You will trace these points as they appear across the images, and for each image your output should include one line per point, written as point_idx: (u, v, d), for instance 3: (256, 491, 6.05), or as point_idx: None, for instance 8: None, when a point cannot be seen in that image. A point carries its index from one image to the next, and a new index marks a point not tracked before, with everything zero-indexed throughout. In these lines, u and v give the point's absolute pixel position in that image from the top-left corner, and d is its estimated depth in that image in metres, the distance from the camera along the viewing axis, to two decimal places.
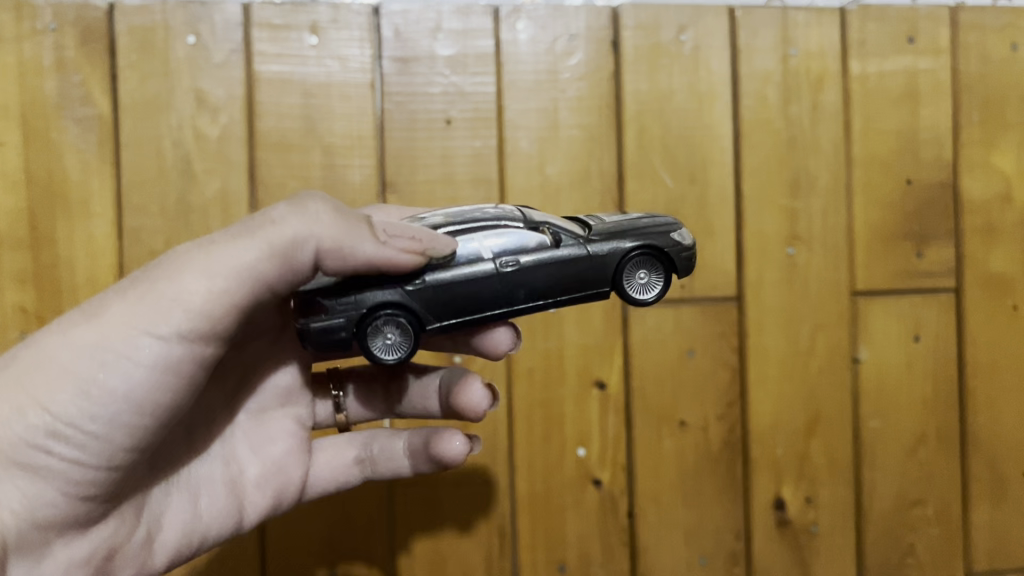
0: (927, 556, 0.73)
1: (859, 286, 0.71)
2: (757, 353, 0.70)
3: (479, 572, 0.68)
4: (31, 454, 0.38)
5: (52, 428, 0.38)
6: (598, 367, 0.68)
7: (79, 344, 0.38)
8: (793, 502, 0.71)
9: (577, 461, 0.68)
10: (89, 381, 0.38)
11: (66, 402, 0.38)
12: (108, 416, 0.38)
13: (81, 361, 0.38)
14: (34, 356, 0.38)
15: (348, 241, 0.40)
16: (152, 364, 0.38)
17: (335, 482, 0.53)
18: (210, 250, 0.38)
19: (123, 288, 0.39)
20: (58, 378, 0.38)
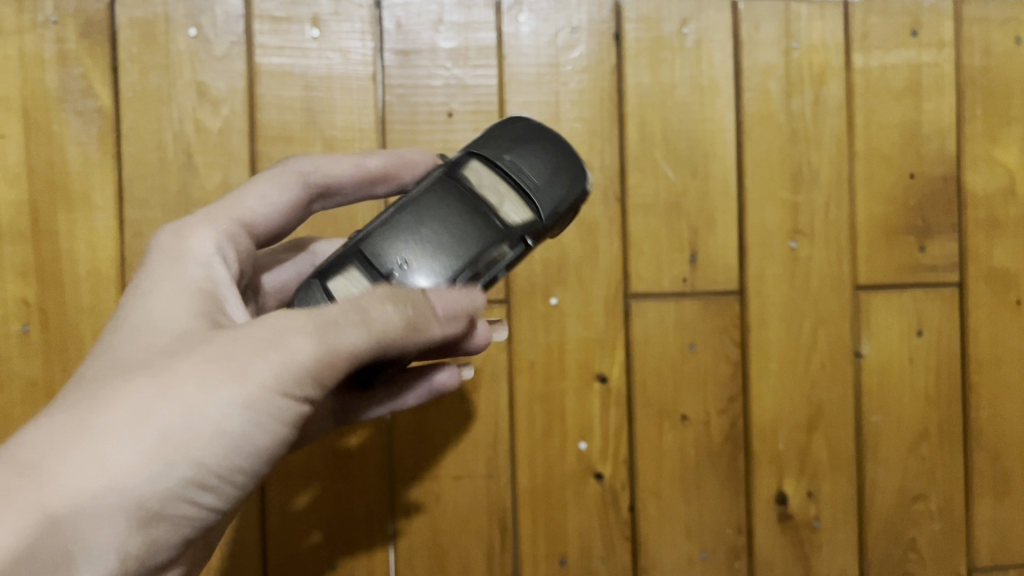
0: (929, 552, 0.72)
1: (861, 280, 0.71)
2: (759, 347, 0.70)
3: (480, 566, 0.68)
4: (178, 507, 0.36)
5: (201, 482, 0.36)
6: (599, 360, 0.68)
7: (213, 404, 0.36)
8: (795, 496, 0.71)
9: (579, 455, 0.68)
10: (222, 445, 0.36)
11: (215, 458, 0.36)
12: (226, 479, 0.38)
13: (216, 421, 0.36)
14: (169, 411, 0.35)
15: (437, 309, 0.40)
16: (267, 434, 0.37)
17: (318, 431, 0.54)
18: (340, 330, 0.37)
19: (254, 349, 0.37)
20: (199, 441, 0.35)
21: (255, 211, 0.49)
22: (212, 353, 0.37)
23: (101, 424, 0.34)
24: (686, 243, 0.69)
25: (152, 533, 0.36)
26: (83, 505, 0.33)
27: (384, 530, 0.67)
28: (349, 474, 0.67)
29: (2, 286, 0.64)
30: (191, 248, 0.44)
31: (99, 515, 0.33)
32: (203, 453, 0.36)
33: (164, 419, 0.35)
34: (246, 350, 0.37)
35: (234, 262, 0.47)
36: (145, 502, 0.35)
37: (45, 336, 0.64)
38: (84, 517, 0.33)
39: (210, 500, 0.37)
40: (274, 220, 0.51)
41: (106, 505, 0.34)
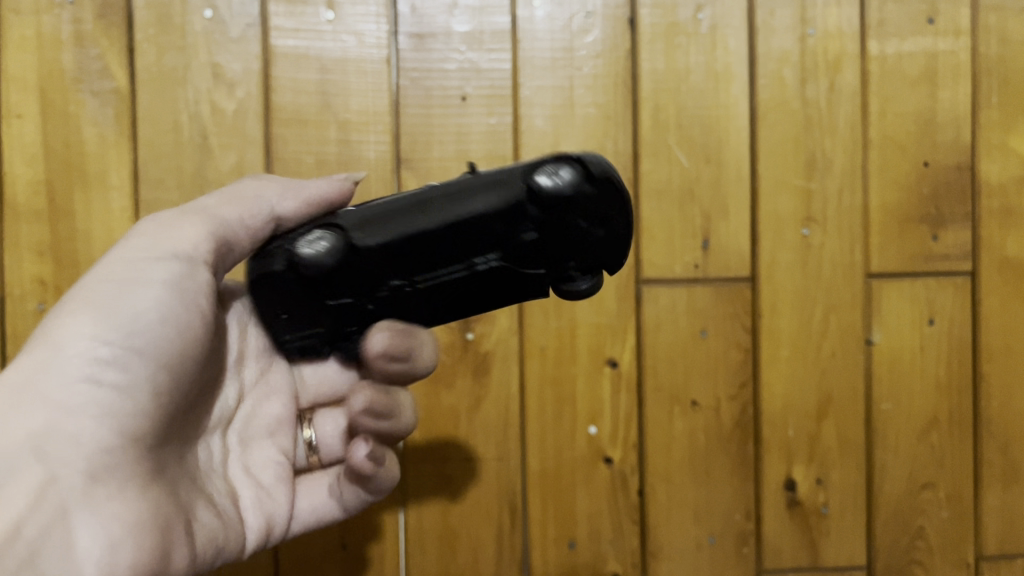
0: (936, 539, 0.72)
1: (873, 268, 0.71)
2: (769, 334, 0.70)
3: (490, 548, 0.69)
4: (77, 375, 0.40)
5: (92, 347, 0.40)
6: (610, 345, 0.69)
7: (85, 293, 0.42)
8: (804, 482, 0.71)
9: (589, 439, 0.69)
10: (99, 316, 0.41)
11: (97, 321, 0.41)
12: (130, 351, 0.41)
13: (90, 299, 0.41)
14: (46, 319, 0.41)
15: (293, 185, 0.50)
16: (151, 299, 0.42)
17: (316, 516, 0.54)
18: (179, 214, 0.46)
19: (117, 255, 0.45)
20: (76, 320, 0.41)
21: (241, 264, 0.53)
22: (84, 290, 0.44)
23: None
24: (698, 229, 0.69)
25: (62, 406, 0.39)
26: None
27: (396, 514, 0.68)
28: None
29: (19, 265, 0.64)
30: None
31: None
32: (81, 325, 0.40)
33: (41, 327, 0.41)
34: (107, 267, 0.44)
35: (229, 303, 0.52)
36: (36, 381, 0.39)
37: None
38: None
39: (119, 376, 0.40)
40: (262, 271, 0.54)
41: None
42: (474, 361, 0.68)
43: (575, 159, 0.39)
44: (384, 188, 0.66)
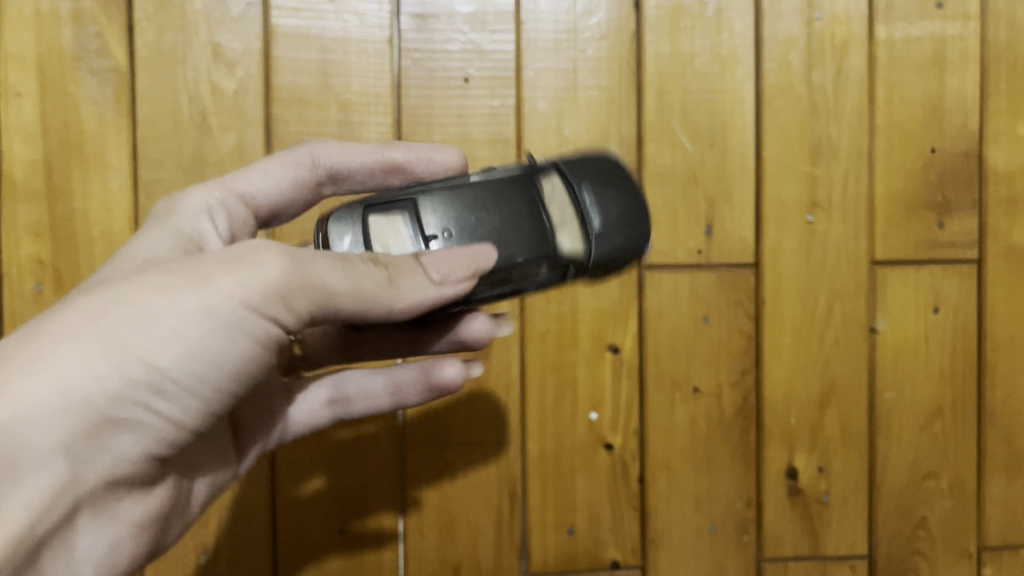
0: (938, 529, 0.72)
1: (878, 255, 0.70)
2: (772, 321, 0.69)
3: (489, 533, 0.68)
4: (130, 410, 0.37)
5: (156, 385, 0.37)
6: (612, 331, 0.68)
7: (176, 308, 0.36)
8: (806, 470, 0.70)
9: (590, 425, 0.68)
10: (182, 352, 0.36)
11: (174, 366, 0.37)
12: (188, 391, 0.38)
13: (181, 331, 0.36)
14: (126, 312, 0.36)
15: (407, 269, 0.40)
16: (230, 350, 0.38)
17: (311, 426, 0.55)
18: (308, 261, 0.38)
19: (225, 259, 0.38)
20: (157, 345, 0.36)
21: (251, 188, 0.53)
22: (172, 270, 0.37)
23: (51, 330, 0.35)
24: (702, 215, 0.69)
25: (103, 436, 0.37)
26: (27, 406, 0.34)
27: (394, 499, 0.68)
28: (360, 446, 0.67)
29: (17, 245, 0.64)
30: (181, 203, 0.50)
31: (48, 416, 0.34)
32: (161, 356, 0.36)
33: (117, 317, 0.36)
34: (207, 270, 0.37)
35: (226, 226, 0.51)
36: (94, 401, 0.35)
37: (58, 294, 0.64)
38: (24, 415, 0.34)
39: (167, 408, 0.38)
40: (275, 198, 0.54)
41: (51, 406, 0.34)
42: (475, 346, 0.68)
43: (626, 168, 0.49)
44: None
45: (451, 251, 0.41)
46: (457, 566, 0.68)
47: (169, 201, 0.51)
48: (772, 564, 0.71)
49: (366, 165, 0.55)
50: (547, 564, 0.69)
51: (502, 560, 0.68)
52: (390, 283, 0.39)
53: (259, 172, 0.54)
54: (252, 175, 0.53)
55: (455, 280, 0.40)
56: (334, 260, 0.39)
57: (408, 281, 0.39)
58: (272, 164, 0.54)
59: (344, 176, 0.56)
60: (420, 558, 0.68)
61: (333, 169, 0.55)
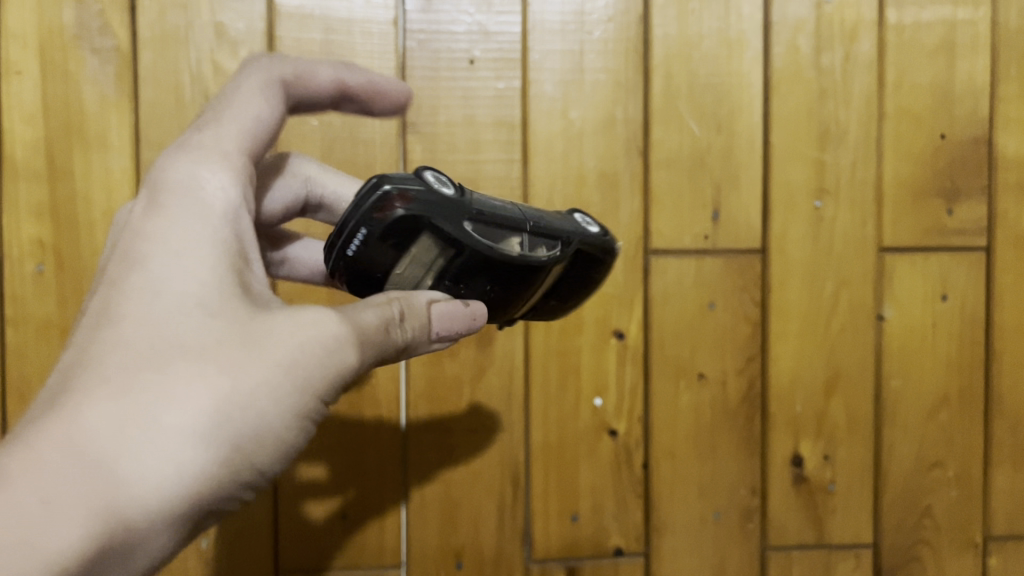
0: (944, 519, 0.71)
1: (886, 242, 0.70)
2: (778, 307, 0.69)
3: (492, 520, 0.68)
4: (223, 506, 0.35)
5: (251, 480, 0.35)
6: (617, 317, 0.68)
7: (278, 406, 0.34)
8: (811, 459, 0.70)
9: (594, 411, 0.68)
10: (275, 449, 0.35)
11: (267, 459, 0.35)
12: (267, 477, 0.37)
13: (280, 430, 0.35)
14: (236, 410, 0.33)
15: (425, 319, 0.40)
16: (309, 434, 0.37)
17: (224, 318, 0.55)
18: (374, 341, 0.38)
19: (304, 338, 0.36)
20: (259, 445, 0.34)
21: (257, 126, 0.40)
22: (268, 352, 0.35)
23: (164, 420, 0.32)
24: (709, 200, 0.68)
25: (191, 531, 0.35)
26: (151, 515, 0.31)
27: (396, 483, 0.67)
28: (361, 430, 0.67)
29: (18, 226, 0.63)
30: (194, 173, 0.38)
31: (163, 526, 0.32)
32: (262, 457, 0.34)
33: (225, 411, 0.33)
34: (301, 357, 0.35)
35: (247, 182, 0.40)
36: (209, 506, 0.33)
37: (59, 276, 0.64)
38: (147, 525, 0.31)
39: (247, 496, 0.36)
40: (265, 144, 0.41)
41: (173, 514, 0.32)
42: (479, 331, 0.67)
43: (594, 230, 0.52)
44: (389, 153, 0.65)
45: (455, 311, 0.41)
46: (459, 553, 0.68)
47: (161, 167, 0.38)
48: (777, 553, 0.70)
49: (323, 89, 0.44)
50: (549, 551, 0.68)
51: (504, 547, 0.68)
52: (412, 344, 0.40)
53: (232, 113, 0.39)
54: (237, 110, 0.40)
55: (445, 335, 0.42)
56: (387, 326, 0.38)
57: (425, 336, 0.40)
58: (248, 89, 0.40)
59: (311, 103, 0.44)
60: (422, 544, 0.67)
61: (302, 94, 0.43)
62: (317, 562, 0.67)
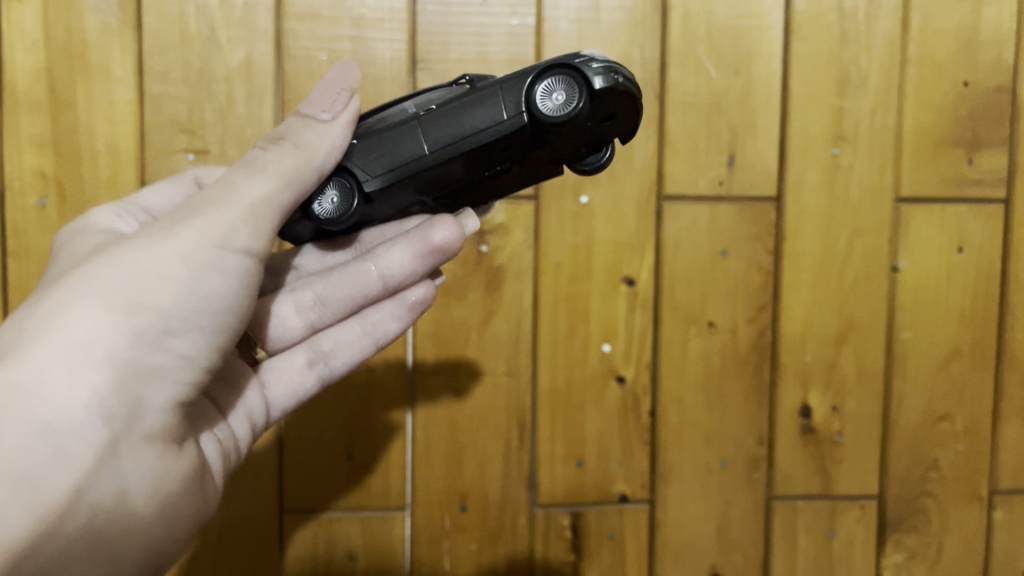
0: (951, 471, 0.71)
1: (903, 191, 0.68)
2: (792, 256, 0.68)
3: (497, 463, 0.67)
4: (148, 355, 0.37)
5: (163, 322, 0.37)
6: (628, 262, 0.67)
7: (154, 247, 0.37)
8: (820, 409, 0.69)
9: (602, 357, 0.67)
10: (174, 287, 0.37)
11: (168, 296, 0.37)
12: (197, 324, 0.38)
13: (161, 264, 0.37)
14: (106, 266, 0.37)
15: (304, 129, 0.41)
16: (219, 279, 0.39)
17: (294, 395, 0.50)
18: (241, 177, 0.40)
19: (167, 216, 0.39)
20: (151, 287, 0.37)
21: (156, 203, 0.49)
22: (135, 233, 0.39)
23: (37, 303, 0.36)
24: (725, 145, 0.67)
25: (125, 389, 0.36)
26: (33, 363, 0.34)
27: (401, 425, 0.67)
28: (367, 373, 0.66)
29: (20, 156, 0.62)
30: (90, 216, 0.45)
31: (68, 375, 0.34)
32: (161, 293, 0.37)
33: (95, 271, 0.36)
34: (167, 220, 0.39)
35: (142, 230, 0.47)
36: (108, 348, 0.35)
37: (63, 209, 0.63)
38: (40, 373, 0.34)
39: (185, 349, 0.38)
40: None
41: (66, 358, 0.34)
42: (488, 274, 0.66)
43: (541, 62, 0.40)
44: (399, 90, 0.64)
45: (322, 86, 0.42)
46: (464, 495, 0.67)
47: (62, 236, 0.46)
48: (782, 502, 0.70)
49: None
50: (554, 496, 0.68)
51: (509, 490, 0.68)
52: (298, 147, 0.40)
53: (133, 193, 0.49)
54: (147, 192, 0.49)
55: (343, 119, 0.41)
56: (251, 164, 0.40)
57: (312, 137, 0.41)
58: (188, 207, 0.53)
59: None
60: (427, 486, 0.67)
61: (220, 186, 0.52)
62: (321, 501, 0.67)
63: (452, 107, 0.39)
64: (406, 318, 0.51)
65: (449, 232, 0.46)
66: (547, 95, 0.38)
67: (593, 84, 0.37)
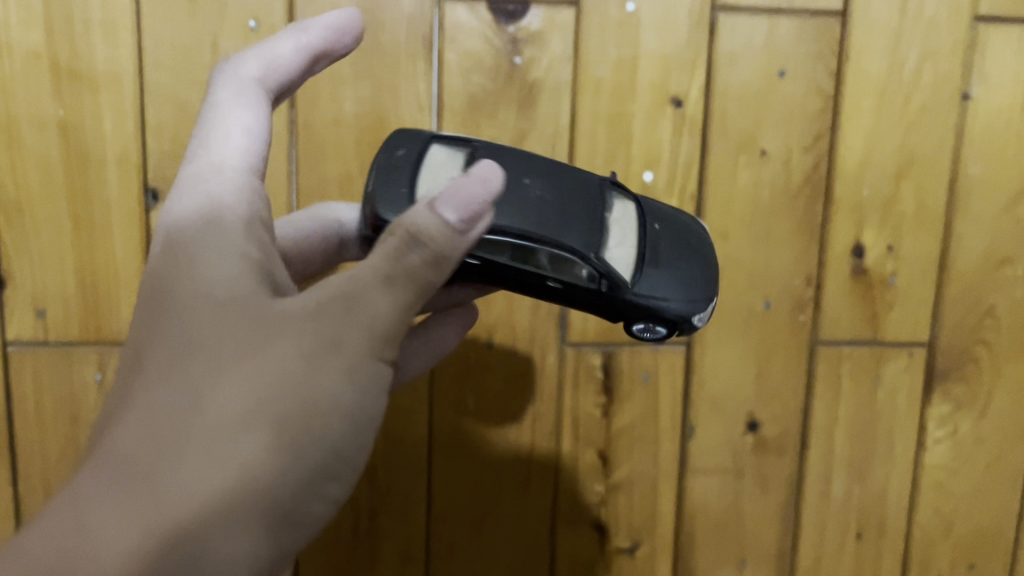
0: (1007, 319, 0.67)
1: (983, 9, 0.62)
2: (855, 78, 0.62)
3: (526, 298, 0.63)
4: (303, 502, 0.34)
5: (322, 470, 0.34)
6: (676, 80, 0.60)
7: (323, 382, 0.34)
8: (874, 248, 0.64)
9: (643, 186, 0.62)
10: (336, 422, 0.34)
11: (330, 435, 0.34)
12: (354, 463, 0.35)
13: (327, 399, 0.34)
14: (275, 395, 0.33)
15: (444, 237, 0.36)
16: (378, 404, 0.36)
17: None
18: (398, 286, 0.35)
19: (330, 313, 0.35)
20: (313, 425, 0.34)
21: (243, 147, 0.42)
22: (294, 327, 0.34)
23: (198, 422, 0.32)
24: None
25: (275, 537, 0.33)
26: (202, 520, 0.31)
27: None
28: None
29: None
30: (197, 197, 0.39)
31: (230, 527, 0.31)
32: (327, 435, 0.34)
33: (262, 397, 0.33)
34: (330, 322, 0.35)
35: (268, 216, 0.40)
36: (275, 498, 0.33)
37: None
38: (207, 536, 0.31)
39: (341, 486, 0.35)
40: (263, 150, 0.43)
41: (234, 516, 0.32)
42: (521, 90, 0.60)
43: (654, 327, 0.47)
44: None
45: (462, 189, 0.37)
46: (490, 332, 0.63)
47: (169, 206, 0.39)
48: (826, 347, 0.66)
49: (298, 65, 0.44)
50: (586, 335, 0.64)
51: (539, 327, 0.63)
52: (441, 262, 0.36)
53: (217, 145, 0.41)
54: (225, 128, 0.41)
55: (479, 229, 0.37)
56: (394, 260, 0.35)
57: (452, 247, 0.36)
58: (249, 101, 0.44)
59: (293, 83, 0.45)
60: None
61: (283, 88, 0.44)
62: None
63: (576, 289, 0.45)
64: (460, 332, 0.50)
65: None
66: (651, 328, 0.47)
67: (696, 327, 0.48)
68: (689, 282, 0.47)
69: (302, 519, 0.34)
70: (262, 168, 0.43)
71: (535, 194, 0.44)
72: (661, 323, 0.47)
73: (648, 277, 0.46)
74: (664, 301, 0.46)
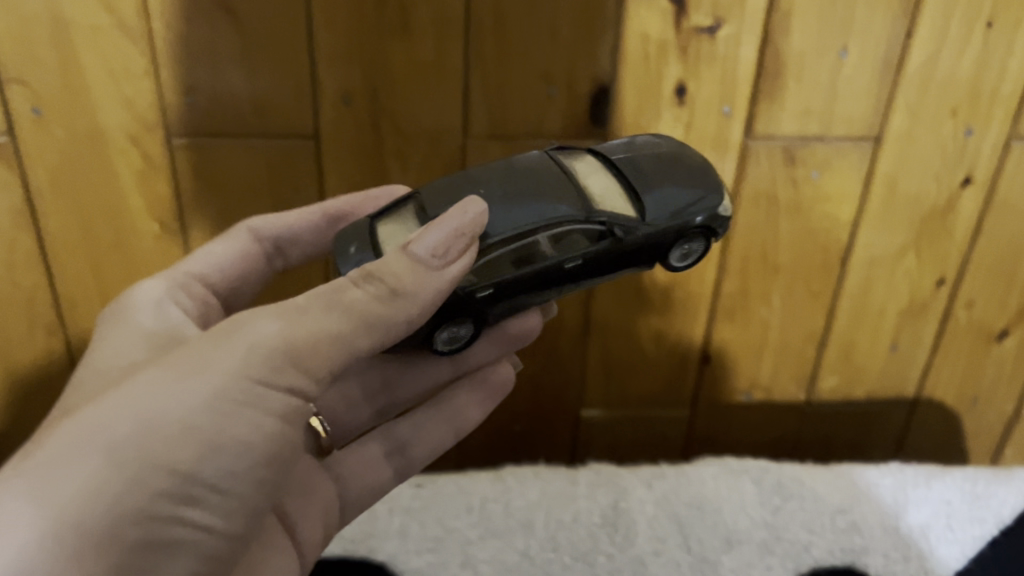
0: None
1: None
2: None
3: None
4: (163, 528, 0.31)
5: (184, 489, 0.32)
6: None
7: (170, 404, 0.32)
8: None
9: None
10: (197, 443, 0.32)
11: (189, 452, 0.32)
12: (220, 489, 0.33)
13: (185, 418, 0.32)
14: (116, 417, 0.32)
15: (404, 270, 0.36)
16: (250, 425, 0.33)
17: (369, 485, 0.48)
18: (318, 317, 0.35)
19: (201, 346, 0.34)
20: (172, 441, 0.32)
21: (204, 268, 0.49)
22: (161, 364, 0.34)
23: (28, 465, 0.31)
24: None
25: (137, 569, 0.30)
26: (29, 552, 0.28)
27: None
28: None
29: None
30: (138, 301, 0.45)
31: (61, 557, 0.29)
32: (174, 453, 0.32)
33: (102, 424, 0.32)
34: (198, 350, 0.34)
35: (193, 305, 0.47)
36: (119, 525, 0.30)
37: None
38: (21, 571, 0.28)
39: (208, 519, 0.33)
40: (228, 276, 0.50)
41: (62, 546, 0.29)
42: None
43: (684, 246, 0.45)
44: None
45: (438, 224, 0.37)
46: None
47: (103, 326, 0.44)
48: None
49: (310, 218, 0.50)
50: None
51: None
52: (394, 293, 0.35)
53: (186, 265, 0.49)
54: (197, 257, 0.49)
55: (457, 266, 0.37)
56: (335, 298, 0.35)
57: (415, 283, 0.36)
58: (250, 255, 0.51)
59: (300, 232, 0.51)
60: None
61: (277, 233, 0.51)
62: None
63: (595, 264, 0.42)
64: (485, 404, 0.52)
65: (530, 320, 0.50)
66: (679, 249, 0.45)
67: (718, 225, 0.44)
68: (694, 184, 0.44)
69: (166, 551, 0.31)
70: (225, 285, 0.50)
71: (514, 200, 0.41)
72: (686, 241, 0.44)
73: (655, 204, 0.43)
74: (682, 224, 0.43)
